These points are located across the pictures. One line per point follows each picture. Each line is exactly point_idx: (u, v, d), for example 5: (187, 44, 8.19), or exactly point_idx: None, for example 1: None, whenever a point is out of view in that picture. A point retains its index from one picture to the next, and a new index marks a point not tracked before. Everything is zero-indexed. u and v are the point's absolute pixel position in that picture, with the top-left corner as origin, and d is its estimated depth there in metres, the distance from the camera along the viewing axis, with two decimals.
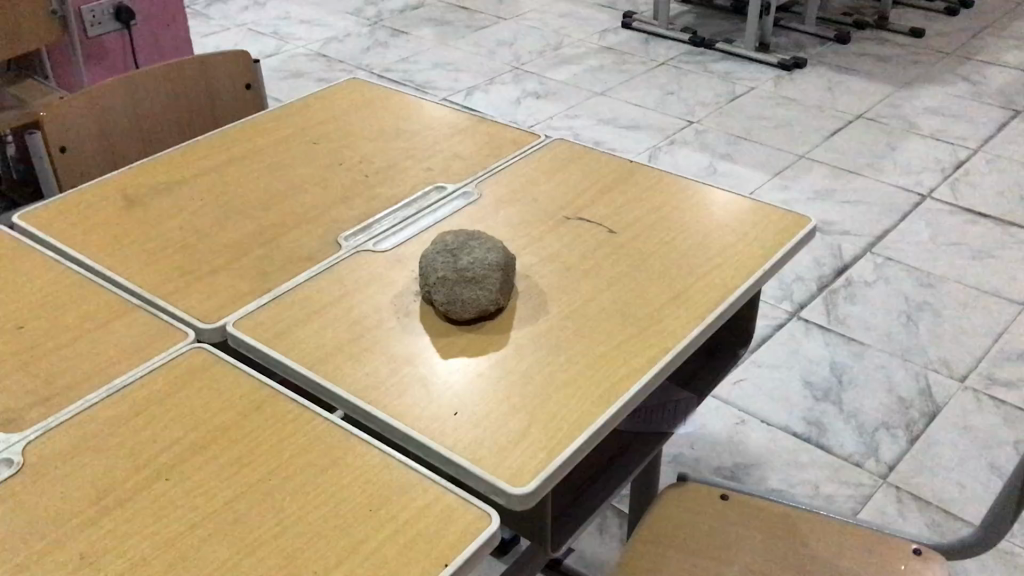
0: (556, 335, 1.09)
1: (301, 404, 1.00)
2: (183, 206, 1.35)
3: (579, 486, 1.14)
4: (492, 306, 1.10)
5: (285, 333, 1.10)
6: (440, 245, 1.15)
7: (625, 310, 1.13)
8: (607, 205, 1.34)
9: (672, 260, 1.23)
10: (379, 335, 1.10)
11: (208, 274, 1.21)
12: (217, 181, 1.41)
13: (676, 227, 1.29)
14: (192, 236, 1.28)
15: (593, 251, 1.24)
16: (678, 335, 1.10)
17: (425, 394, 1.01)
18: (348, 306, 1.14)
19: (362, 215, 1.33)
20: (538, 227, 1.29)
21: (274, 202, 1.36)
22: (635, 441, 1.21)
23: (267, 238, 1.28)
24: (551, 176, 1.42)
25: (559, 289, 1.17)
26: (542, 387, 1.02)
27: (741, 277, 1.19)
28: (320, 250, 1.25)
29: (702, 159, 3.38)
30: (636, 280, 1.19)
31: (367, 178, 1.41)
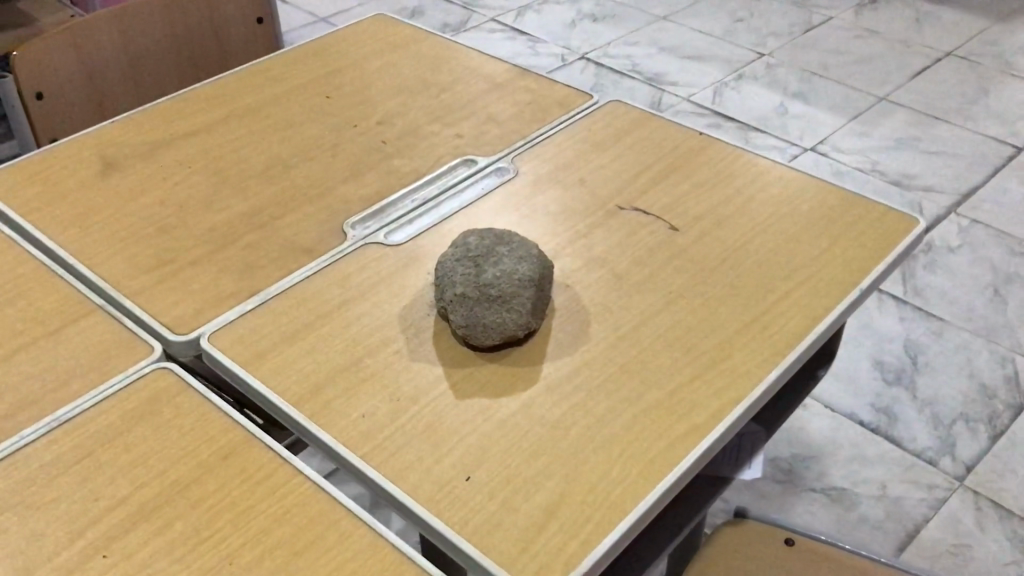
0: (599, 371, 0.89)
1: (279, 455, 0.81)
2: (167, 174, 1.15)
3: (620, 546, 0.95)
4: (522, 330, 0.89)
5: (270, 351, 0.91)
6: (461, 248, 0.93)
7: (685, 340, 0.92)
8: (668, 192, 1.12)
9: (745, 270, 1.00)
10: (383, 361, 0.90)
11: (187, 266, 1.01)
12: (211, 142, 1.21)
13: (752, 226, 1.06)
14: (174, 214, 1.09)
15: (650, 255, 1.02)
16: (751, 378, 0.88)
17: (433, 449, 0.82)
18: (348, 318, 0.94)
19: (375, 194, 1.12)
20: (584, 219, 1.07)
21: (273, 173, 1.15)
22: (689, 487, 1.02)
23: (261, 221, 1.08)
24: (603, 150, 1.19)
25: (606, 306, 0.96)
26: (578, 445, 0.82)
27: (831, 298, 0.97)
28: (322, 240, 1.05)
29: (773, 98, 3.08)
30: (701, 297, 0.97)
31: (384, 146, 1.20)
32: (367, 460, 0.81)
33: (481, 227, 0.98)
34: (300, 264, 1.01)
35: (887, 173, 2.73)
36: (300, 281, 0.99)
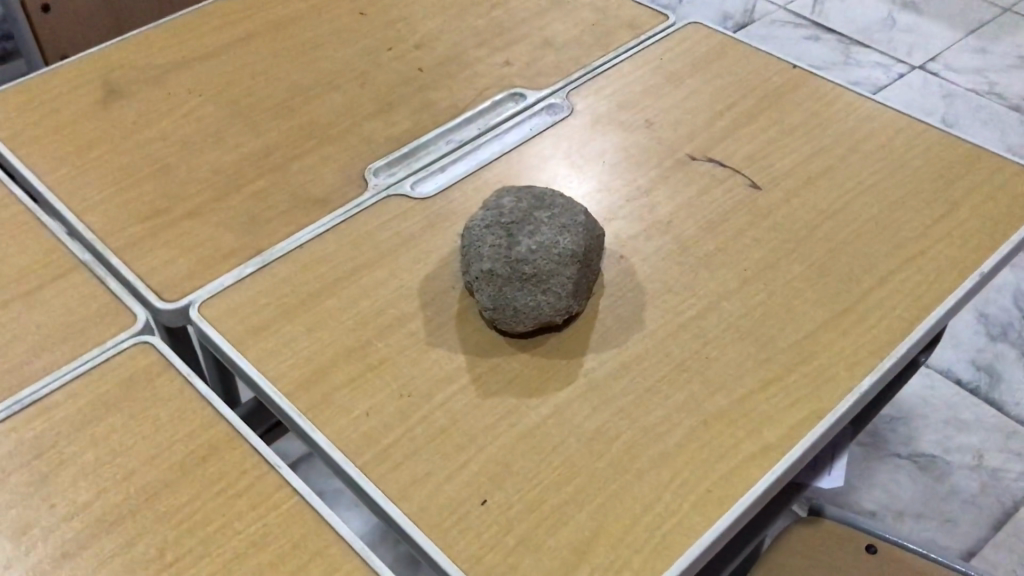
0: (652, 370, 0.73)
1: (265, 460, 0.69)
2: (175, 104, 1.01)
3: None
4: (560, 315, 0.74)
5: (267, 327, 0.78)
6: (492, 211, 0.78)
7: (760, 332, 0.76)
8: (750, 139, 0.93)
9: (839, 244, 0.83)
10: (395, 345, 0.76)
11: (186, 217, 0.88)
12: (226, 65, 1.06)
13: (851, 185, 0.88)
14: (177, 152, 0.95)
15: (723, 221, 0.85)
16: (839, 385, 0.72)
17: (444, 461, 0.68)
18: (360, 288, 0.80)
19: (405, 135, 0.96)
20: (646, 172, 0.90)
21: (293, 105, 1.00)
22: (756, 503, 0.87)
23: (273, 164, 0.93)
24: (675, 85, 1.00)
25: (665, 285, 0.80)
26: (621, 466, 0.67)
27: (944, 284, 0.79)
28: (340, 189, 0.90)
29: (880, 7, 2.78)
30: (782, 277, 0.80)
31: (421, 75, 1.04)
32: (366, 468, 0.68)
33: (521, 183, 0.83)
34: (312, 219, 0.87)
35: (1006, 96, 2.43)
36: (310, 240, 0.85)
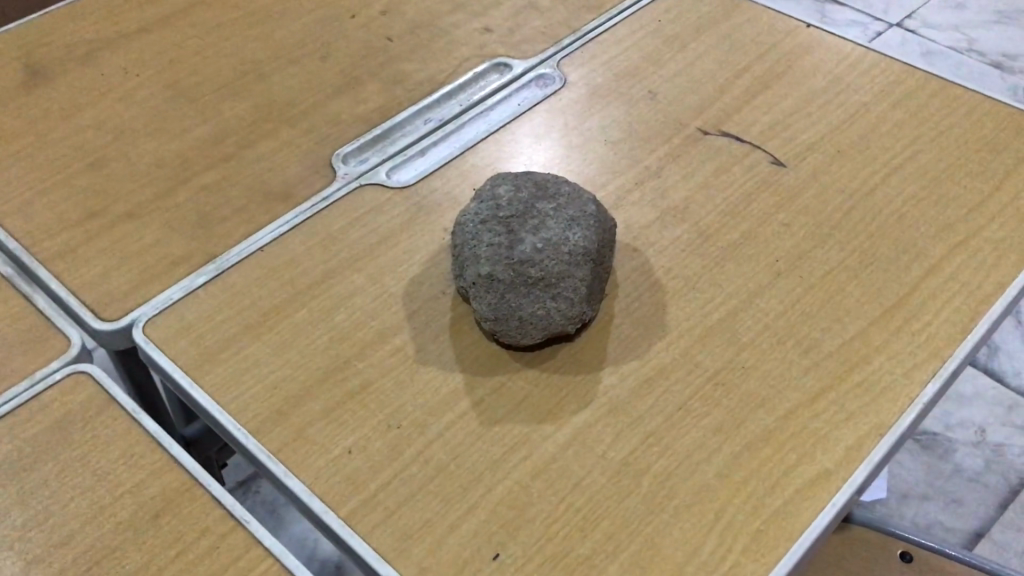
0: (682, 385, 0.63)
1: (231, 513, 0.58)
2: (108, 85, 0.88)
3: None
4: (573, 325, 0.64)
5: (226, 349, 0.66)
6: (488, 204, 0.66)
7: (802, 335, 0.66)
8: (768, 109, 0.83)
9: (881, 227, 0.72)
10: (379, 365, 0.65)
11: (125, 218, 0.76)
12: (166, 39, 0.93)
13: (887, 159, 0.78)
14: (112, 142, 0.82)
15: (747, 204, 0.75)
16: (899, 394, 0.62)
17: (446, 507, 0.57)
18: (335, 298, 0.69)
19: (376, 114, 0.84)
20: (654, 151, 0.79)
21: (245, 83, 0.87)
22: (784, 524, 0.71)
23: (225, 153, 0.81)
24: (677, 50, 0.89)
25: (688, 283, 0.69)
26: (655, 504, 0.57)
27: (1004, 269, 0.69)
28: (305, 180, 0.78)
29: None
30: (821, 268, 0.70)
31: (390, 44, 0.92)
32: (354, 520, 0.57)
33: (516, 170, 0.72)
34: (273, 216, 0.75)
35: (987, 53, 2.34)
36: (272, 242, 0.73)
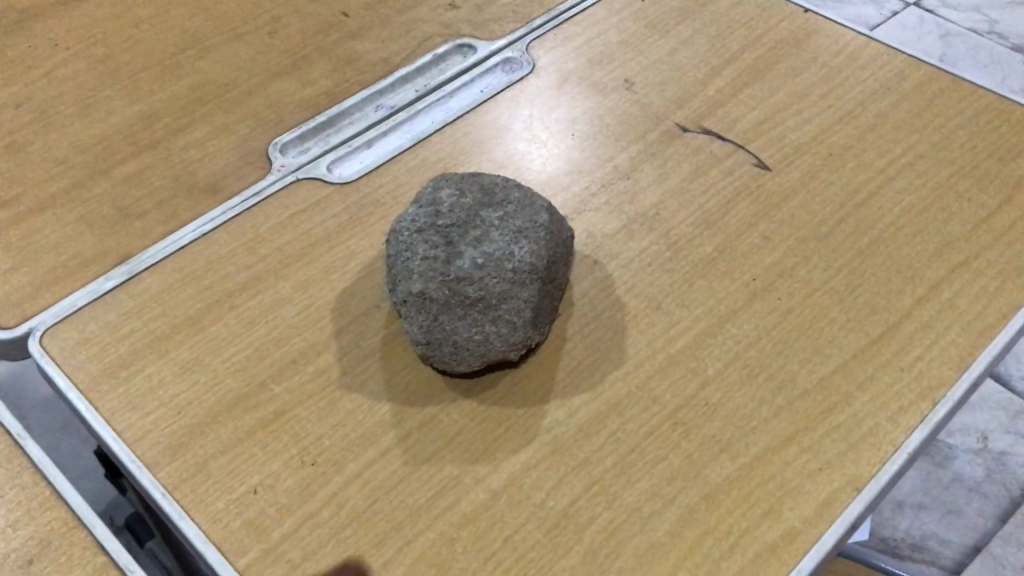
0: (636, 424, 0.56)
1: (114, 560, 0.51)
2: (33, 58, 0.80)
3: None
4: (516, 351, 0.57)
5: (130, 366, 0.59)
6: (425, 208, 0.59)
7: (776, 368, 0.58)
8: (755, 104, 0.74)
9: (873, 244, 0.65)
10: (298, 389, 0.57)
11: (35, 209, 0.68)
12: (102, 7, 0.85)
13: (884, 165, 0.69)
14: (30, 122, 0.74)
15: (724, 213, 0.67)
16: (882, 442, 0.55)
17: (358, 562, 0.50)
18: (256, 310, 0.62)
19: (322, 99, 0.76)
20: (625, 149, 0.71)
21: (182, 59, 0.79)
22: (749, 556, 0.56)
23: (153, 138, 0.73)
24: (660, 34, 0.81)
25: (652, 303, 0.62)
26: (596, 564, 0.50)
27: (1009, 297, 0.61)
28: (238, 173, 0.71)
29: None
30: (802, 289, 0.62)
31: (346, 21, 0.83)
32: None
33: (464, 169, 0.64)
34: (198, 212, 0.68)
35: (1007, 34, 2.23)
36: (193, 242, 0.66)
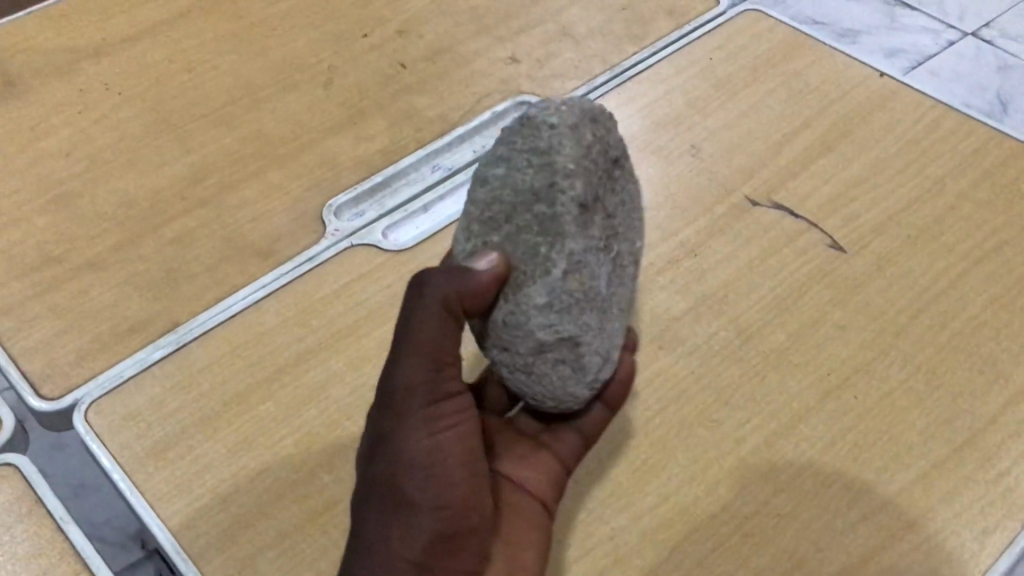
0: (704, 533, 0.53)
1: None
2: (84, 103, 0.78)
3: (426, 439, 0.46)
4: (536, 359, 0.48)
5: (176, 446, 0.57)
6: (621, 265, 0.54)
7: (853, 476, 0.55)
8: (829, 177, 0.71)
9: (955, 337, 0.61)
10: (349, 481, 0.55)
11: (83, 269, 0.66)
12: (155, 49, 0.83)
13: (966, 251, 0.66)
14: (81, 174, 0.73)
15: (796, 298, 0.64)
16: (967, 566, 0.51)
17: None
18: (306, 390, 0.60)
19: (378, 157, 0.74)
20: (692, 222, 0.68)
21: (236, 110, 0.78)
22: (789, 558, 0.52)
23: (205, 194, 0.71)
24: (728, 96, 0.78)
25: (720, 397, 0.59)
26: None
27: None
28: (291, 235, 0.69)
29: None
30: (881, 387, 0.59)
31: (403, 73, 0.81)
32: None
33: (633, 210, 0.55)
34: (249, 276, 0.66)
35: None
36: (244, 310, 0.64)
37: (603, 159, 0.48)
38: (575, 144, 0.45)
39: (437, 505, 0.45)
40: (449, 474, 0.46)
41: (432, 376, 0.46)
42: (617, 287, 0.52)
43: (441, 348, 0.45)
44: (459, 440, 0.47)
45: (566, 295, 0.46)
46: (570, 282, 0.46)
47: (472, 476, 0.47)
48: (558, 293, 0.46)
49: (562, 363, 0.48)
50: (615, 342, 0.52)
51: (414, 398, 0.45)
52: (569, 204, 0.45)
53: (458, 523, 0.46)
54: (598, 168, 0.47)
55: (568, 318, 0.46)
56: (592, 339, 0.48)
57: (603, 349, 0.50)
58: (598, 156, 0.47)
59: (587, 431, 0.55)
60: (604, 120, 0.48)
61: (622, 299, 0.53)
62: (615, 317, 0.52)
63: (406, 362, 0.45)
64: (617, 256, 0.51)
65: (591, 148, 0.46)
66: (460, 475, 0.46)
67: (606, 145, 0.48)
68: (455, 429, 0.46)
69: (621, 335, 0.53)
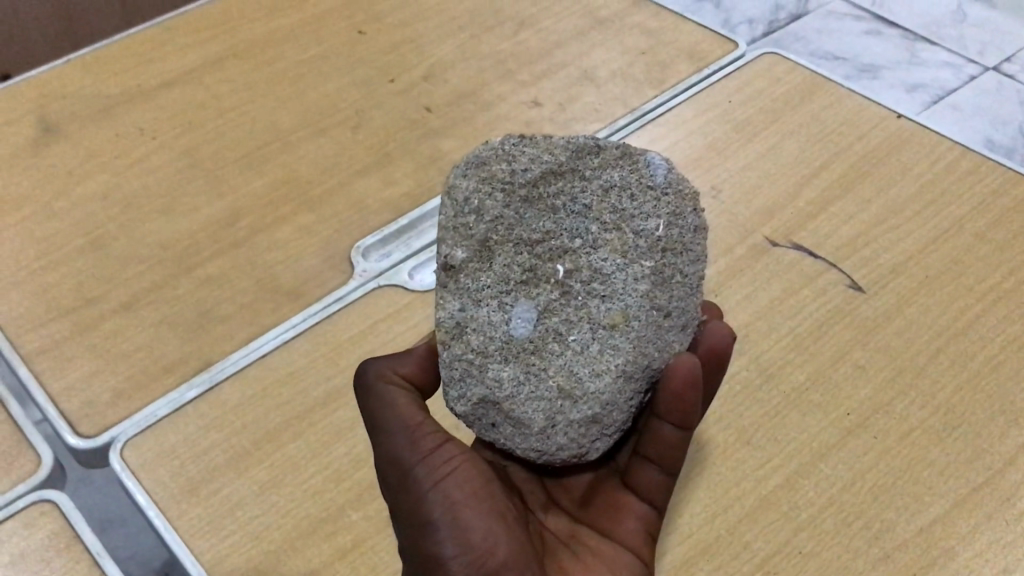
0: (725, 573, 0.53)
1: None
2: (121, 147, 0.81)
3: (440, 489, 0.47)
4: (481, 431, 0.49)
5: (209, 483, 0.58)
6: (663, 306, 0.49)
7: (872, 516, 0.55)
8: (847, 218, 0.72)
9: (974, 377, 0.62)
10: (376, 518, 0.57)
11: (119, 309, 0.68)
12: (189, 94, 0.85)
13: (984, 290, 0.67)
14: (118, 217, 0.75)
15: (815, 337, 0.65)
16: None
17: None
18: (335, 428, 0.61)
19: (404, 200, 0.76)
20: (711, 262, 0.70)
21: (267, 154, 0.80)
22: None
23: (237, 236, 0.73)
24: (747, 138, 0.79)
25: (741, 436, 0.60)
26: None
27: None
28: (320, 276, 0.71)
29: None
30: (901, 427, 0.59)
31: (429, 117, 0.84)
32: None
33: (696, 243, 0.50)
34: (279, 317, 0.68)
35: None
36: (274, 350, 0.65)
37: (513, 197, 0.49)
38: (447, 208, 0.49)
39: (458, 551, 0.46)
40: (466, 519, 0.46)
41: (412, 441, 0.48)
42: (593, 317, 0.49)
43: (409, 419, 0.48)
44: (463, 484, 0.47)
45: (455, 363, 0.48)
46: (453, 349, 0.49)
47: (488, 514, 0.47)
48: (448, 364, 0.49)
49: (498, 426, 0.49)
50: (588, 381, 0.48)
51: (405, 467, 0.48)
52: (444, 277, 0.49)
53: (489, 563, 0.46)
54: (500, 211, 0.49)
55: (470, 383, 0.48)
56: (518, 393, 0.48)
57: (551, 398, 0.48)
58: (496, 200, 0.49)
59: (652, 456, 0.52)
60: (511, 157, 0.50)
61: (614, 324, 0.49)
62: (590, 352, 0.49)
63: (390, 441, 0.48)
64: (580, 287, 0.49)
65: (480, 203, 0.49)
66: (475, 516, 0.46)
67: (516, 179, 0.49)
68: (452, 475, 0.47)
69: (613, 364, 0.48)
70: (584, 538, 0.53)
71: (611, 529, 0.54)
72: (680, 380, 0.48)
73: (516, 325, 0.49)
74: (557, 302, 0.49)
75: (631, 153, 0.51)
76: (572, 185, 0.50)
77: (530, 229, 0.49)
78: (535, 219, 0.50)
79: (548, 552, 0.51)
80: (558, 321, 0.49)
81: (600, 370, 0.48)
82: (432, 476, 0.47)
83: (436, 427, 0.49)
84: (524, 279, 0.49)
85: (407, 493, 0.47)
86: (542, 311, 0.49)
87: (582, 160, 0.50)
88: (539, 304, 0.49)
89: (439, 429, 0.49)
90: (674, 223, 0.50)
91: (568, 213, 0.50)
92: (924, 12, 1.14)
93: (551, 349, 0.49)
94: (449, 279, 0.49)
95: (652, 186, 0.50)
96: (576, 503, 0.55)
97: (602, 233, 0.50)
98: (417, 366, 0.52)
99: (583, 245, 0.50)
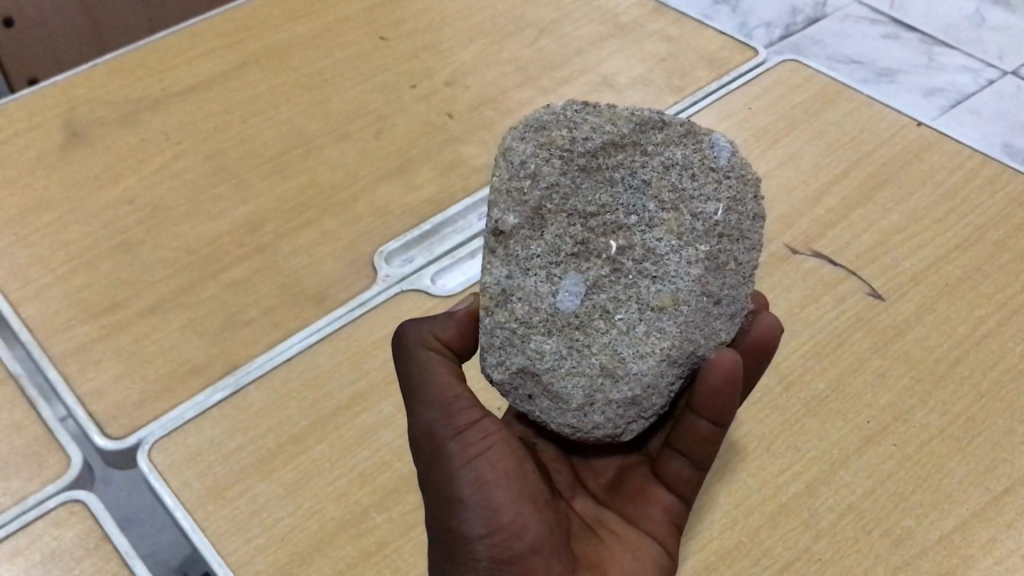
0: None
1: None
2: (147, 152, 0.82)
3: (472, 464, 0.48)
4: (516, 399, 0.51)
5: (235, 486, 0.59)
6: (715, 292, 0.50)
7: (891, 524, 0.56)
8: (867, 225, 0.73)
9: (994, 386, 0.62)
10: (400, 520, 0.58)
11: (146, 313, 0.69)
12: (214, 100, 0.86)
13: (1003, 299, 0.67)
14: (144, 221, 0.76)
15: (834, 345, 0.65)
16: None
17: None
18: (359, 432, 0.62)
19: (427, 206, 0.77)
20: None
21: (291, 159, 0.81)
22: None
23: (261, 241, 0.74)
24: (768, 144, 0.80)
25: (761, 443, 0.60)
26: None
27: None
28: (344, 282, 0.72)
29: None
30: (920, 435, 0.60)
31: (450, 122, 0.85)
32: None
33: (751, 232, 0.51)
34: (303, 321, 0.69)
35: None
36: (298, 354, 0.66)
37: (571, 165, 0.49)
38: (503, 170, 0.49)
39: (484, 532, 0.47)
40: (496, 500, 0.47)
41: (448, 415, 0.49)
42: (642, 298, 0.49)
43: (448, 391, 0.49)
44: (495, 465, 0.48)
45: (498, 330, 0.49)
46: (497, 316, 0.49)
47: (518, 496, 0.48)
48: (490, 330, 0.49)
49: (535, 397, 0.50)
50: (632, 362, 0.49)
51: (439, 440, 0.48)
52: (493, 242, 0.49)
53: (515, 545, 0.47)
54: (556, 179, 0.49)
55: (511, 352, 0.49)
56: (559, 367, 0.49)
57: (592, 375, 0.49)
58: (553, 167, 0.49)
59: (683, 449, 0.53)
60: (573, 124, 0.50)
61: (663, 307, 0.49)
62: (636, 333, 0.49)
63: (425, 411, 0.49)
64: (631, 265, 0.50)
65: (537, 168, 0.49)
66: (504, 498, 0.47)
67: (575, 147, 0.49)
68: (486, 453, 0.48)
69: (659, 347, 0.49)
70: (609, 523, 0.55)
71: (636, 516, 0.55)
72: (719, 374, 0.48)
73: (564, 298, 0.49)
74: (606, 278, 0.50)
75: (695, 133, 0.51)
76: (632, 159, 0.50)
77: (585, 201, 0.49)
78: (591, 190, 0.50)
79: (575, 536, 0.53)
80: (605, 298, 0.50)
81: (645, 352, 0.49)
82: (464, 452, 0.48)
83: (473, 401, 0.49)
84: (574, 252, 0.49)
85: (440, 468, 0.48)
86: (590, 286, 0.49)
87: (644, 133, 0.50)
88: (587, 278, 0.49)
89: (476, 405, 0.49)
90: (732, 209, 0.50)
91: (626, 188, 0.50)
92: (943, 17, 1.14)
93: (597, 325, 0.49)
94: (498, 244, 0.49)
95: (714, 169, 0.50)
96: (604, 488, 0.57)
97: (659, 213, 0.50)
98: (457, 330, 0.53)
99: (637, 222, 0.50)
